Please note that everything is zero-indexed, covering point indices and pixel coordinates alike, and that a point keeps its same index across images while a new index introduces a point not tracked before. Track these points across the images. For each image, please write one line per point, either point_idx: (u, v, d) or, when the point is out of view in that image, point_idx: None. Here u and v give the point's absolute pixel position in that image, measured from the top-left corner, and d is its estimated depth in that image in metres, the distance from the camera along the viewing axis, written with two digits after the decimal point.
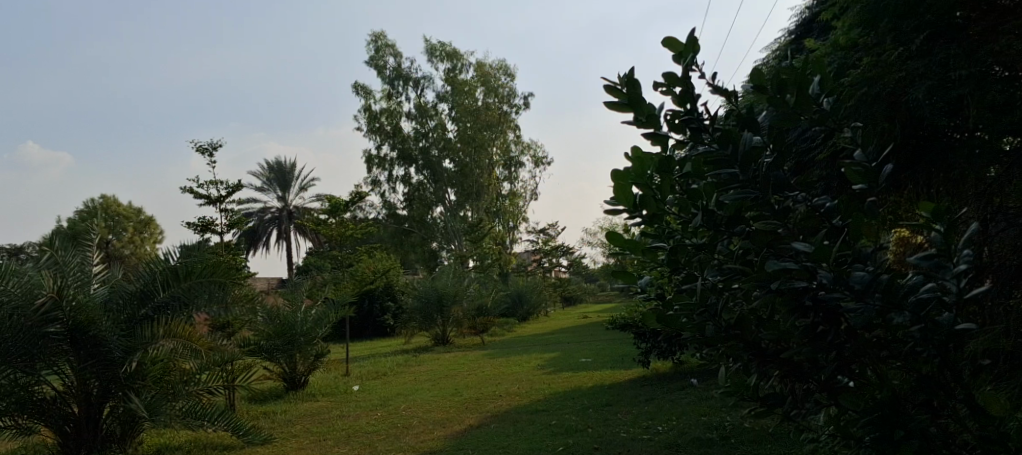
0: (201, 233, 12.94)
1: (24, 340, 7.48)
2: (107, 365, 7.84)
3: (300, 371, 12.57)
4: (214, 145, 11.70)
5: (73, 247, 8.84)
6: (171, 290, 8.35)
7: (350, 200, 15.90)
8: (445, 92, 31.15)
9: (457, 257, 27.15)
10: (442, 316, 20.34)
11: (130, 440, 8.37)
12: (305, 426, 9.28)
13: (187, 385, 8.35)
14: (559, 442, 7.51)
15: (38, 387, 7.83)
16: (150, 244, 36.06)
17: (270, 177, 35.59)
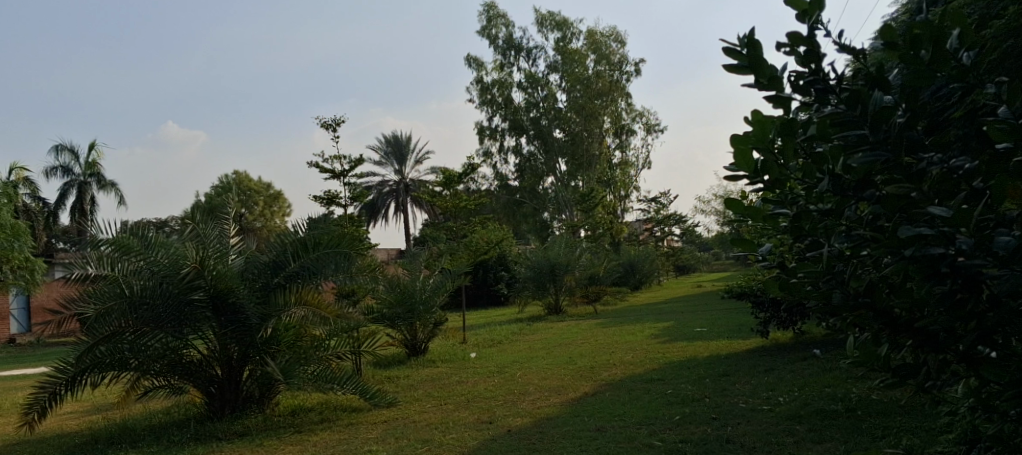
0: (327, 206, 13.51)
1: (173, 307, 8.09)
2: (246, 331, 8.33)
3: (420, 339, 12.99)
4: (337, 120, 12.15)
5: (212, 220, 9.43)
6: (301, 260, 8.75)
7: (463, 172, 16.16)
8: (556, 62, 31.09)
9: (568, 227, 27.16)
10: (555, 285, 20.46)
11: (268, 401, 8.92)
12: (426, 391, 9.61)
13: (318, 350, 8.83)
14: (676, 410, 7.49)
15: (187, 350, 8.43)
16: (279, 217, 37.84)
17: (387, 150, 36.64)
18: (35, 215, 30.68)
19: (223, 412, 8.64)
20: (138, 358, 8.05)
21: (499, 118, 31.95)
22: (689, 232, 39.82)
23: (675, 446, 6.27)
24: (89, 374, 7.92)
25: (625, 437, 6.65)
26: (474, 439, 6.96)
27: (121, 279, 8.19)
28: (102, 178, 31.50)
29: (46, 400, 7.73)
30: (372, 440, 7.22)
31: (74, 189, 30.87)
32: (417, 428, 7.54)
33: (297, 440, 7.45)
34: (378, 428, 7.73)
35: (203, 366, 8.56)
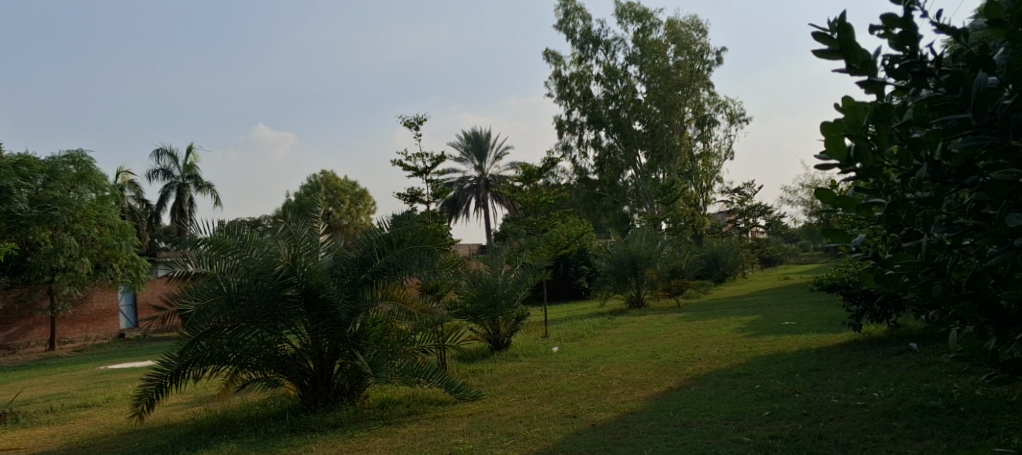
0: (410, 204, 13.77)
1: (267, 303, 8.39)
2: (335, 326, 8.55)
3: (503, 333, 13.09)
4: (420, 119, 12.36)
5: (303, 219, 9.72)
6: (386, 257, 8.93)
7: (542, 167, 16.18)
8: (635, 53, 30.80)
9: (649, 220, 26.81)
10: (637, 279, 20.29)
11: (359, 394, 9.16)
12: (509, 385, 9.68)
13: (404, 345, 9.00)
14: (765, 406, 7.34)
15: (282, 345, 8.73)
16: (364, 214, 38.69)
17: (467, 147, 37.04)
18: (139, 216, 32.27)
19: (316, 404, 8.93)
20: (236, 352, 8.39)
21: (577, 112, 31.89)
22: (774, 224, 38.87)
23: (765, 442, 6.15)
24: (191, 368, 8.32)
25: (711, 433, 6.56)
26: (559, 433, 6.97)
27: (219, 276, 8.55)
28: (199, 180, 32.86)
29: (153, 392, 8.16)
30: (458, 433, 7.31)
31: (173, 191, 32.33)
32: (502, 422, 7.60)
33: (386, 432, 7.62)
34: (463, 421, 7.83)
35: (296, 360, 8.86)
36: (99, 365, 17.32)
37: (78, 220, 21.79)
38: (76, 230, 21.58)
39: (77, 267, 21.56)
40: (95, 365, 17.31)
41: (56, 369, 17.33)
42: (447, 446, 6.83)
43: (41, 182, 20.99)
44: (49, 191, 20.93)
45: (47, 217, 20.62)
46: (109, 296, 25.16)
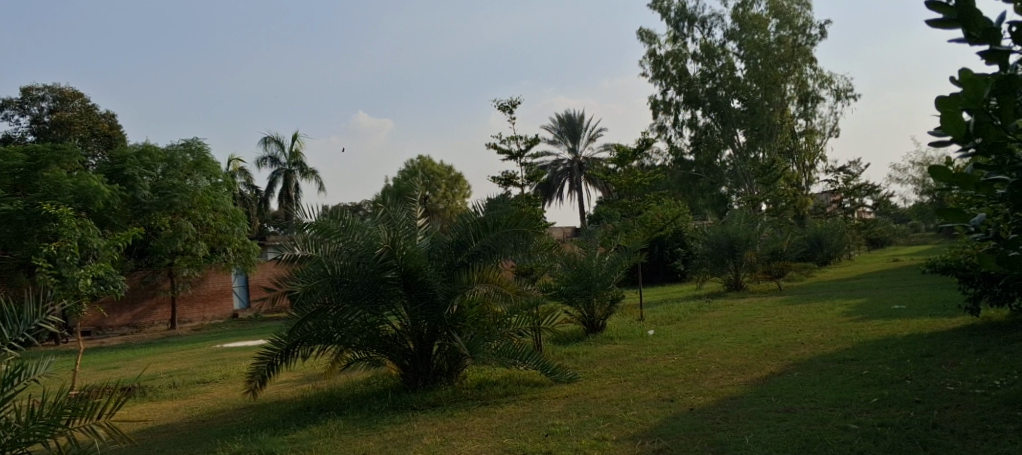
0: (505, 187, 13.86)
1: (368, 284, 8.64)
2: (433, 308, 8.73)
3: (598, 316, 12.99)
4: (514, 103, 12.40)
5: (401, 203, 9.91)
6: (482, 240, 9.02)
7: (637, 148, 15.98)
8: (734, 30, 30.04)
9: (748, 200, 26.06)
10: (735, 261, 19.82)
11: (457, 375, 9.32)
12: (604, 368, 9.64)
13: (500, 327, 9.10)
14: (874, 393, 7.08)
15: (383, 326, 8.96)
16: (460, 198, 39.20)
17: (561, 129, 36.98)
18: (248, 202, 33.72)
19: (417, 384, 9.15)
20: (340, 332, 8.69)
21: (673, 91, 31.34)
22: (882, 204, 37.22)
23: (874, 430, 5.93)
24: (299, 347, 8.67)
25: (816, 419, 6.38)
26: (656, 417, 6.91)
27: (323, 259, 8.84)
28: (304, 167, 33.98)
29: (265, 369, 8.56)
30: (554, 414, 7.35)
31: (280, 177, 33.55)
32: (598, 404, 7.58)
33: (484, 412, 7.73)
34: (559, 403, 7.86)
35: (397, 340, 9.09)
36: (214, 343, 18.24)
37: (195, 207, 22.66)
38: (192, 215, 22.70)
39: (195, 250, 22.74)
40: (212, 344, 18.25)
41: (176, 347, 18.37)
42: (544, 427, 6.87)
43: (161, 170, 22.18)
44: (167, 179, 22.10)
45: (167, 203, 21.79)
46: (223, 278, 26.41)
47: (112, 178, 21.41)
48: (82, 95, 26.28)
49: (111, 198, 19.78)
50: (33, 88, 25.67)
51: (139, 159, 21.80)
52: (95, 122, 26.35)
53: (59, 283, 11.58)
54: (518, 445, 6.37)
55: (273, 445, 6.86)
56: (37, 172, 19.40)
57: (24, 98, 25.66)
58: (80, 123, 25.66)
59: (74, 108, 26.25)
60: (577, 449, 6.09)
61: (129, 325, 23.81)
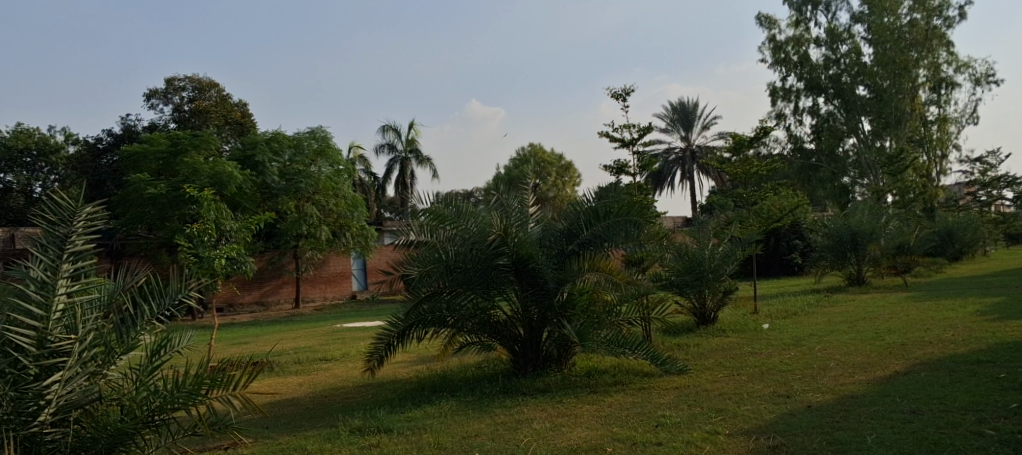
0: (617, 176, 13.79)
1: (481, 270, 8.82)
2: (544, 295, 8.85)
3: (710, 307, 12.72)
4: (627, 91, 12.31)
5: (513, 190, 10.02)
6: (593, 229, 9.01)
7: (754, 137, 15.55)
8: (862, 13, 28.80)
9: (873, 192, 24.84)
10: (857, 255, 18.99)
11: (566, 362, 9.40)
12: (717, 361, 9.48)
13: (610, 316, 9.11)
14: (1011, 398, 6.66)
15: (494, 311, 9.13)
16: (570, 187, 39.22)
17: (674, 118, 36.37)
18: (367, 188, 34.88)
19: (526, 370, 9.28)
20: (454, 316, 8.93)
21: (794, 78, 30.29)
22: None
23: (1013, 437, 5.60)
24: (415, 329, 8.96)
25: (946, 422, 6.08)
26: (772, 412, 6.76)
27: (438, 244, 9.07)
28: (420, 154, 34.80)
29: (383, 349, 8.89)
30: (664, 405, 7.30)
31: (397, 164, 34.51)
32: (711, 397, 7.48)
33: (594, 400, 7.76)
34: (670, 394, 7.79)
35: (508, 326, 9.23)
36: (335, 323, 19.01)
37: (319, 192, 23.69)
38: (316, 200, 23.68)
39: (318, 234, 23.73)
40: (332, 324, 19.03)
41: (300, 326, 19.25)
42: (654, 417, 6.84)
43: (288, 156, 23.21)
44: (294, 165, 23.12)
45: (294, 188, 22.75)
46: (343, 261, 27.44)
47: (245, 164, 22.60)
48: (218, 85, 27.72)
49: (243, 183, 20.90)
50: (176, 79, 27.37)
51: (269, 146, 22.94)
52: (230, 110, 27.78)
53: (197, 262, 12.35)
54: (628, 434, 6.37)
55: (391, 422, 7.13)
56: (178, 158, 20.70)
57: (167, 88, 27.42)
58: (216, 111, 27.17)
59: (211, 97, 27.75)
60: (688, 441, 6.04)
61: (257, 303, 25.09)
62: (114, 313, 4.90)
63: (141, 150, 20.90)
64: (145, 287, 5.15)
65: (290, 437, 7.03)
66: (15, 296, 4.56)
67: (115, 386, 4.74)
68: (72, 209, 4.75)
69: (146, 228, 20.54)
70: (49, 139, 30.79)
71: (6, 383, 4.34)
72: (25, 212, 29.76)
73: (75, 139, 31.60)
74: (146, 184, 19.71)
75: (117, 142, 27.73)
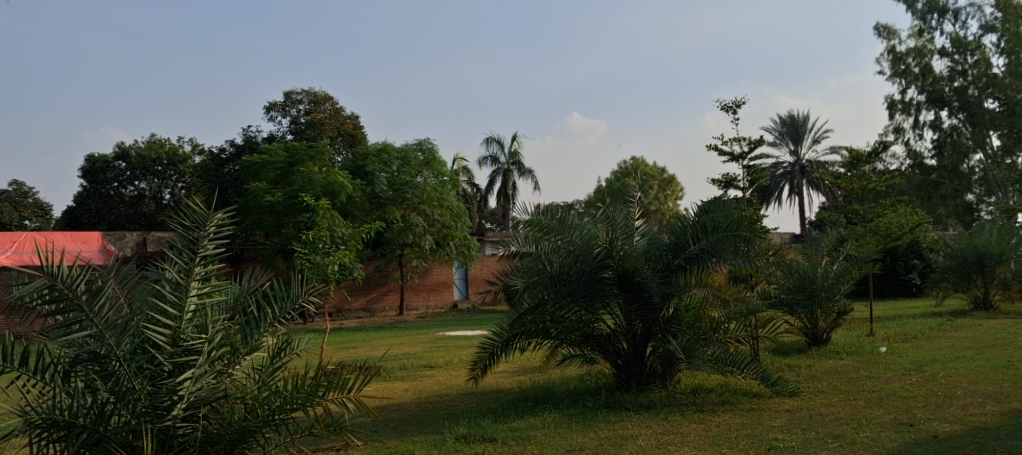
0: (725, 190, 13.52)
1: (586, 283, 8.78)
2: (649, 309, 8.74)
3: (822, 328, 12.27)
4: (737, 103, 12.08)
5: (619, 203, 9.94)
6: (700, 243, 8.81)
7: (872, 151, 14.94)
8: (993, 21, 27.31)
9: (1002, 210, 23.35)
10: (983, 277, 17.93)
11: (671, 378, 9.24)
12: (831, 384, 9.11)
13: (717, 333, 8.90)
14: None
15: (598, 324, 9.09)
16: (672, 200, 38.73)
17: (783, 131, 35.32)
18: (470, 199, 35.43)
19: (630, 385, 9.17)
20: (557, 328, 8.95)
21: (914, 91, 28.88)
22: None
23: None
24: (518, 339, 9.03)
25: None
26: (893, 441, 6.45)
27: (543, 255, 9.09)
28: (522, 166, 35.06)
29: (486, 359, 9.01)
30: (777, 428, 7.08)
31: (500, 175, 34.88)
32: (827, 422, 7.19)
33: (701, 419, 7.60)
34: (782, 417, 7.54)
35: (612, 340, 9.17)
36: (438, 331, 19.36)
37: (424, 202, 24.20)
38: (421, 210, 24.22)
39: (422, 243, 24.19)
40: (436, 331, 19.38)
41: (404, 332, 19.67)
42: (766, 440, 6.64)
43: (396, 167, 23.78)
44: (402, 175, 23.71)
45: (400, 198, 23.33)
46: (446, 270, 27.90)
47: (356, 174, 23.38)
48: (333, 98, 28.78)
49: (354, 192, 21.67)
50: (294, 92, 28.58)
51: (378, 157, 23.60)
52: (343, 122, 28.80)
53: (311, 267, 12.85)
54: None
55: (496, 431, 7.19)
56: (294, 167, 21.59)
57: (285, 101, 28.65)
58: (330, 123, 28.20)
59: (326, 110, 28.86)
60: None
61: (364, 309, 25.81)
62: (240, 315, 5.13)
63: (262, 160, 21.86)
64: (267, 291, 5.36)
65: (398, 441, 7.19)
66: (153, 295, 4.84)
67: (239, 385, 4.96)
68: (205, 216, 5.05)
69: (264, 234, 21.47)
70: (177, 148, 32.68)
71: (145, 378, 4.60)
72: (155, 217, 31.69)
73: (201, 149, 33.45)
74: (265, 193, 20.67)
75: (239, 152, 29.19)
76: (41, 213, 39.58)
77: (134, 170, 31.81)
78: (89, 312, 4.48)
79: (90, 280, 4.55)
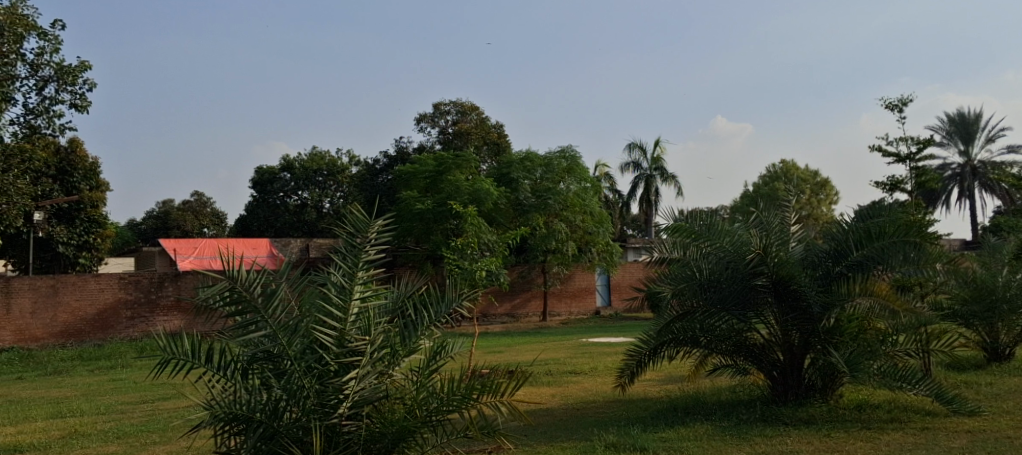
0: (889, 193, 12.74)
1: (738, 291, 8.46)
2: (808, 320, 8.31)
3: (1004, 342, 11.29)
4: (904, 100, 11.39)
5: (774, 208, 9.55)
6: (864, 250, 8.33)
7: None
8: None
9: None
10: None
11: (832, 392, 8.77)
12: (1018, 404, 8.34)
13: (883, 345, 8.35)
14: None
15: (751, 333, 8.77)
16: (826, 205, 36.94)
17: (951, 130, 32.85)
18: (613, 206, 35.21)
19: (787, 397, 8.78)
20: (707, 336, 8.74)
21: None
22: None
23: None
24: (666, 348, 8.88)
25: None
26: None
27: (691, 262, 8.87)
28: (665, 171, 34.48)
29: (633, 366, 8.92)
30: (956, 450, 6.56)
31: (643, 181, 34.43)
32: (1016, 447, 6.58)
33: (868, 436, 7.16)
34: (962, 438, 6.98)
35: (766, 350, 8.82)
36: (582, 337, 19.35)
37: (567, 208, 24.25)
38: (563, 216, 24.26)
39: (565, 249, 24.26)
40: (580, 338, 19.37)
41: (548, 338, 19.76)
42: None
43: (539, 174, 23.98)
44: (545, 182, 23.87)
45: (543, 205, 23.52)
46: (589, 276, 27.79)
47: (501, 181, 23.92)
48: (479, 108, 29.40)
49: (499, 199, 22.03)
50: (442, 104, 29.42)
51: (522, 164, 23.97)
52: (488, 131, 29.36)
53: (461, 273, 13.19)
54: None
55: (646, 441, 7.06)
56: (442, 176, 22.22)
57: (434, 112, 29.53)
58: (476, 133, 28.85)
59: (472, 119, 29.55)
60: None
61: (508, 315, 26.18)
62: (398, 318, 5.32)
63: (412, 169, 22.65)
64: (423, 296, 5.52)
65: (548, 446, 7.23)
66: (320, 298, 5.10)
67: (399, 385, 5.13)
68: (366, 223, 5.25)
69: (414, 240, 22.03)
70: (336, 160, 34.51)
71: (314, 377, 4.85)
72: (315, 224, 33.52)
73: (357, 160, 35.15)
74: (415, 201, 21.52)
75: (391, 163, 30.37)
76: (217, 222, 42.90)
77: (297, 180, 33.79)
78: (264, 313, 4.80)
79: (264, 283, 4.87)
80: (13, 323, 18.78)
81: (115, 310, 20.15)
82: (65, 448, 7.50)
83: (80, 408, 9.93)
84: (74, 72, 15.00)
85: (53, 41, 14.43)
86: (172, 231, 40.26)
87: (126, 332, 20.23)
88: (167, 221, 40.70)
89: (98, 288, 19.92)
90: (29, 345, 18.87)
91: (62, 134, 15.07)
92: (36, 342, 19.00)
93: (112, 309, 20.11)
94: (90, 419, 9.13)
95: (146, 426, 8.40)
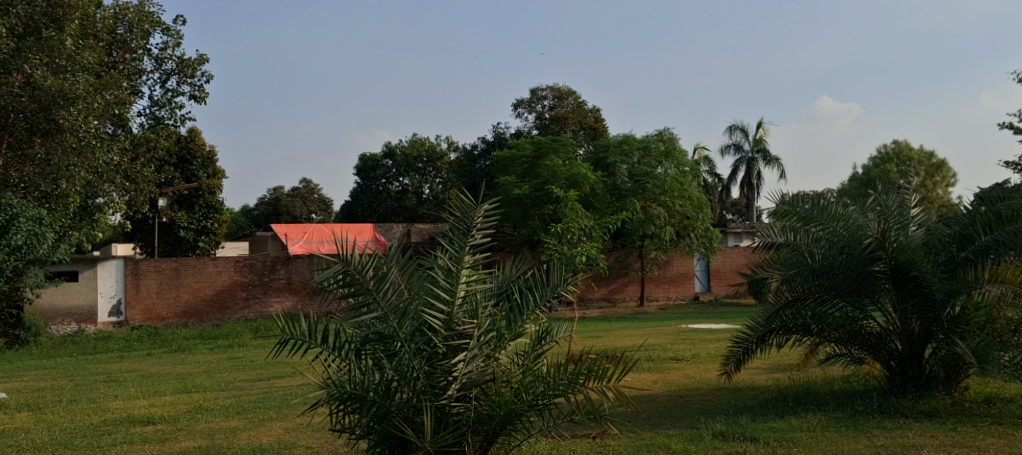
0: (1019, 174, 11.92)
1: (853, 277, 8.10)
2: (929, 307, 7.87)
3: None
4: None
5: (892, 190, 9.08)
6: (994, 234, 7.83)
7: None
8: None
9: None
10: None
11: (956, 385, 8.28)
12: None
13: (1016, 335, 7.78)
14: None
15: (867, 321, 8.40)
16: (942, 187, 35.09)
17: None
18: (712, 190, 34.44)
19: (906, 388, 8.37)
20: (819, 324, 8.41)
21: None
22: None
23: None
24: (775, 335, 8.60)
25: None
26: None
27: (803, 247, 8.56)
28: (768, 154, 33.41)
29: (740, 354, 8.66)
30: None
31: (744, 164, 33.48)
32: None
33: (999, 432, 6.74)
34: None
35: (883, 339, 8.43)
36: (683, 323, 19.05)
37: (666, 193, 23.84)
38: (662, 201, 23.87)
39: (663, 234, 23.90)
40: (680, 323, 19.09)
41: (648, 323, 19.53)
42: None
43: (638, 158, 23.66)
44: (642, 166, 23.54)
45: (642, 189, 23.21)
46: (688, 262, 27.24)
47: (598, 166, 23.78)
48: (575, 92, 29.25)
49: (597, 183, 21.88)
50: (538, 89, 29.42)
51: (620, 148, 23.73)
52: (585, 116, 29.17)
53: (561, 258, 13.16)
54: None
55: (756, 431, 6.87)
56: (541, 161, 22.27)
57: (531, 98, 29.56)
58: (573, 117, 28.71)
59: (569, 104, 29.42)
60: None
61: (606, 300, 26.02)
62: (505, 302, 5.34)
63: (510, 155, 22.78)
64: (530, 279, 5.52)
65: (652, 433, 7.13)
66: (428, 281, 5.16)
67: (505, 369, 5.14)
68: (472, 208, 5.26)
69: (512, 226, 22.21)
70: (435, 146, 35.01)
71: (423, 359, 4.92)
72: (416, 210, 34.15)
73: (456, 146, 35.63)
74: (513, 186, 21.65)
75: (489, 148, 30.58)
76: (324, 207, 44.36)
77: (399, 167, 34.48)
78: (376, 295, 4.93)
79: (376, 266, 5.00)
80: (141, 303, 19.98)
81: (231, 292, 21.10)
82: (190, 421, 7.91)
83: (202, 384, 10.48)
84: (193, 65, 15.71)
85: (175, 36, 15.16)
86: (281, 216, 41.86)
87: (242, 313, 21.18)
88: (277, 207, 42.31)
89: (216, 270, 20.91)
90: (156, 324, 20.05)
91: (183, 124, 15.85)
92: (162, 321, 20.16)
93: (229, 290, 21.08)
94: (211, 395, 9.59)
95: (263, 402, 8.78)
